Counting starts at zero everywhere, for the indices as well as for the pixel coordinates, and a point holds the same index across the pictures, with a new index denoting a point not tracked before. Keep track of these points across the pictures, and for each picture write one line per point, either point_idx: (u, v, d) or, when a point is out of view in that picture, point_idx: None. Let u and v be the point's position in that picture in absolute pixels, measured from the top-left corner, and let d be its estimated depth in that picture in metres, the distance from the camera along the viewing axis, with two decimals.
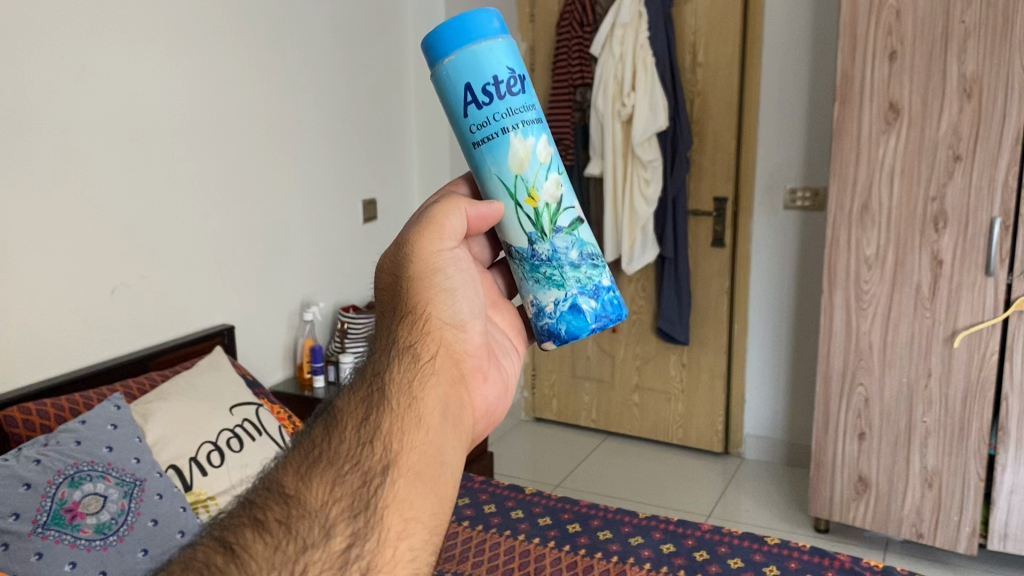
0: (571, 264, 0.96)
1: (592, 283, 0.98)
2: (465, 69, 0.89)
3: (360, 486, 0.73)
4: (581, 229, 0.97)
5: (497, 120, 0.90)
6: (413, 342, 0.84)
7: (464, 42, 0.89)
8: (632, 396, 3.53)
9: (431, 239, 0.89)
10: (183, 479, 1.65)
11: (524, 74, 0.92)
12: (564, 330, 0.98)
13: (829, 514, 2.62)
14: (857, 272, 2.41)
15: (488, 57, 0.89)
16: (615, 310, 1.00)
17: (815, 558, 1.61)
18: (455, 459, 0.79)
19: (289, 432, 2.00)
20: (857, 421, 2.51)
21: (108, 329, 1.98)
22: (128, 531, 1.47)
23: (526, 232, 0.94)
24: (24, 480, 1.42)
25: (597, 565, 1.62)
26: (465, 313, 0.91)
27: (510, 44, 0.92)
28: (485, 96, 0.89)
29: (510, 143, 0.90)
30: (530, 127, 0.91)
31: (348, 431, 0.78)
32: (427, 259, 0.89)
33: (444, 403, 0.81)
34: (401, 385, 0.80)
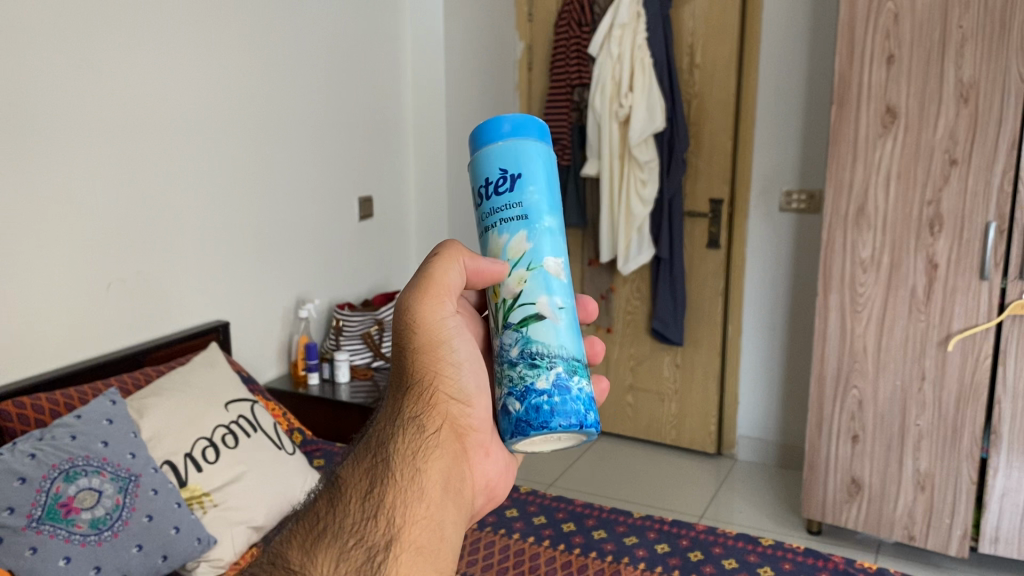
0: (509, 361, 0.82)
1: (524, 384, 0.81)
2: (471, 169, 0.86)
3: (363, 562, 0.75)
4: (535, 326, 0.82)
5: (485, 219, 0.85)
6: (418, 413, 0.83)
7: (476, 143, 0.85)
8: (626, 396, 3.54)
9: (432, 306, 0.84)
10: (177, 475, 1.64)
11: (529, 173, 0.83)
12: (502, 431, 0.84)
13: (822, 516, 2.62)
14: (852, 275, 2.42)
15: (483, 160, 0.84)
16: (553, 418, 0.80)
17: (809, 559, 1.61)
18: (454, 531, 0.81)
19: (284, 430, 2.00)
20: (850, 424, 2.51)
21: (103, 324, 1.97)
22: (123, 527, 1.48)
23: (494, 325, 0.86)
24: (19, 474, 1.41)
25: (591, 565, 1.62)
26: (472, 387, 0.86)
27: (528, 142, 0.83)
28: (482, 195, 0.85)
29: (490, 242, 0.85)
30: (509, 225, 0.83)
31: (353, 504, 0.80)
32: (430, 331, 0.84)
33: (446, 475, 0.82)
34: (405, 457, 0.81)
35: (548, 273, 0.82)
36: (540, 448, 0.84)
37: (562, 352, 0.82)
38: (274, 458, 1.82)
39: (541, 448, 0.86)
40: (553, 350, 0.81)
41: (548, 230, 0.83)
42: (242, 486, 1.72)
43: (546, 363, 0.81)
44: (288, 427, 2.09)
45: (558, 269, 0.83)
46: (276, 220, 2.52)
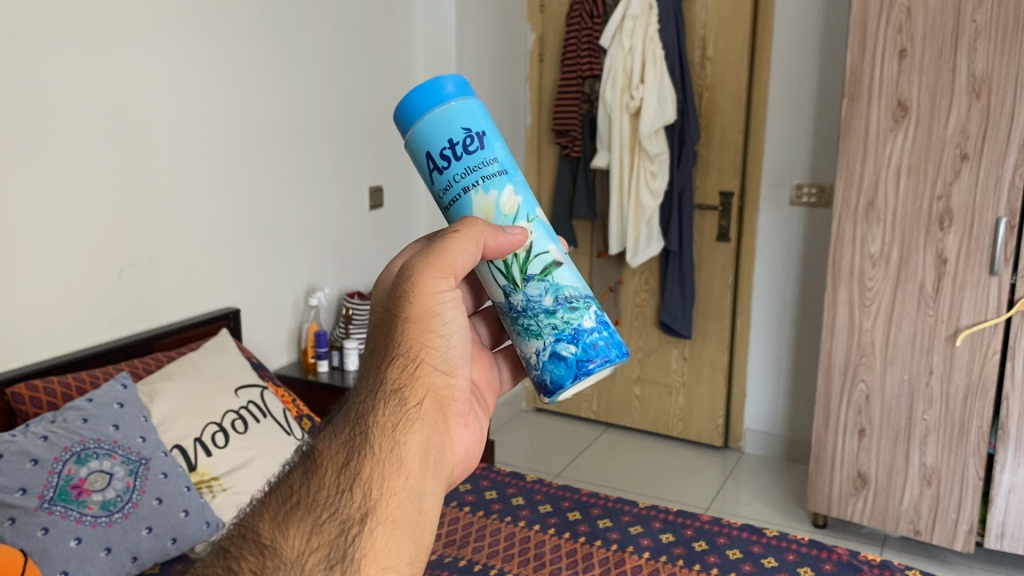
0: (544, 311, 0.90)
1: (571, 327, 0.91)
2: (423, 138, 0.86)
3: (338, 535, 0.72)
4: (558, 272, 0.90)
5: (458, 180, 0.86)
6: (400, 386, 0.80)
7: (420, 111, 0.86)
8: (634, 388, 3.55)
9: (434, 279, 0.82)
10: (187, 458, 1.66)
11: (489, 129, 0.87)
12: (550, 380, 0.92)
13: (828, 510, 2.63)
14: (861, 269, 2.42)
15: (441, 123, 0.85)
16: (607, 349, 0.93)
17: (814, 551, 1.62)
18: (435, 503, 0.77)
19: (293, 416, 2.02)
20: (857, 418, 2.52)
21: (114, 310, 1.99)
22: (133, 509, 1.50)
23: (500, 285, 0.90)
24: (32, 455, 1.43)
25: (596, 553, 1.63)
26: (455, 357, 0.85)
27: (473, 100, 0.87)
28: (444, 160, 0.86)
29: (473, 201, 0.87)
30: (492, 181, 0.86)
31: (328, 477, 0.76)
32: (427, 303, 0.82)
33: (425, 447, 0.78)
34: (384, 428, 0.77)
35: (544, 223, 0.90)
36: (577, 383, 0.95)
37: (588, 291, 0.93)
38: (284, 443, 1.84)
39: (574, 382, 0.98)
40: (581, 290, 0.92)
41: (523, 179, 0.89)
42: (250, 471, 1.73)
43: (582, 304, 0.91)
44: (297, 413, 2.10)
45: (543, 215, 0.91)
46: (286, 208, 2.54)
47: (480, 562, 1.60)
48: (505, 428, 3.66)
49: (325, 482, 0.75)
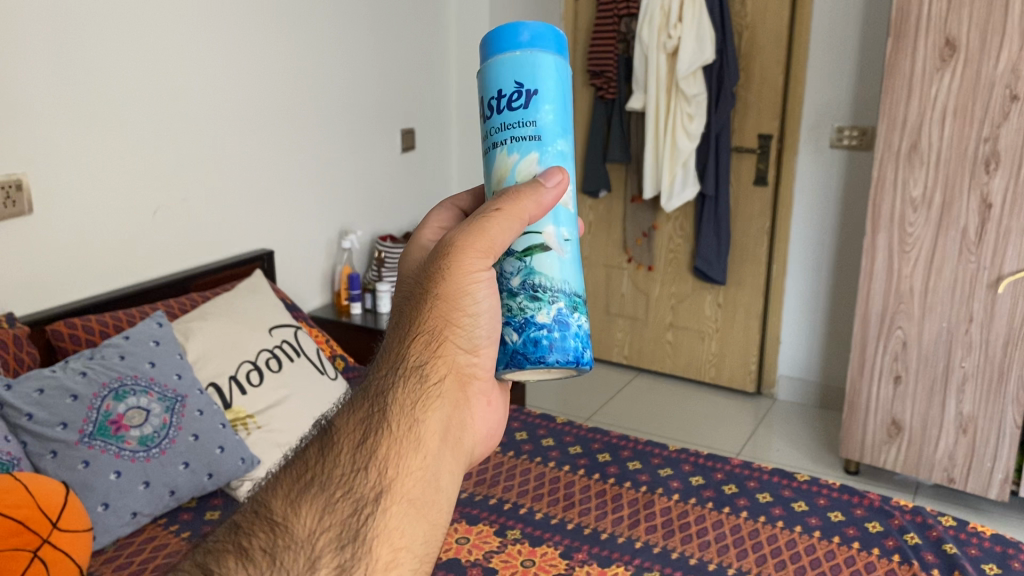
0: (508, 289, 0.82)
1: (524, 316, 0.82)
2: (483, 78, 0.82)
3: (350, 515, 0.69)
4: (540, 258, 0.81)
5: (491, 135, 0.82)
6: (422, 363, 0.76)
7: (490, 50, 0.81)
8: (666, 334, 3.54)
9: (472, 258, 0.77)
10: (222, 397, 1.69)
11: (547, 91, 0.80)
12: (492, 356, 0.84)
13: (860, 457, 2.64)
14: (902, 214, 2.36)
15: (498, 72, 0.80)
16: (551, 348, 0.82)
17: (845, 496, 1.61)
18: (453, 483, 0.74)
19: (326, 355, 2.03)
20: (893, 364, 2.50)
21: (150, 251, 2.02)
22: (170, 445, 1.53)
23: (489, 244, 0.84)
24: (71, 391, 1.47)
25: (625, 494, 1.64)
26: (479, 337, 0.80)
27: (548, 58, 0.80)
28: (490, 108, 0.82)
29: (495, 156, 0.82)
30: (518, 146, 0.80)
31: (343, 456, 0.72)
32: (460, 280, 0.77)
33: (446, 427, 0.75)
34: (403, 406, 0.73)
35: (560, 205, 0.82)
36: (526, 377, 0.86)
37: (566, 288, 0.83)
38: (317, 383, 1.86)
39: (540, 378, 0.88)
40: (556, 284, 0.82)
41: (557, 154, 0.81)
42: (284, 409, 1.76)
43: (549, 296, 0.82)
44: (331, 353, 2.12)
45: (569, 199, 0.82)
46: (319, 150, 2.53)
47: (510, 501, 1.62)
48: None
49: (342, 459, 0.72)
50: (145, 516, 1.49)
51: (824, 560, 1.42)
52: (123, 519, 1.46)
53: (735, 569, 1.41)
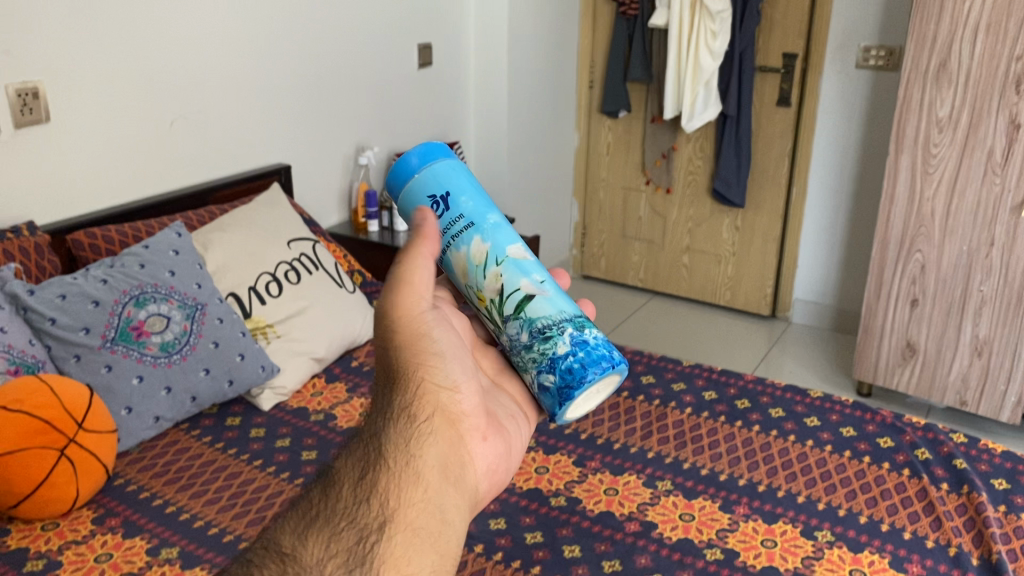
0: (523, 347, 0.83)
1: (547, 357, 0.82)
2: (404, 214, 0.85)
3: (356, 543, 0.63)
4: (530, 303, 0.82)
5: (437, 247, 0.84)
6: (409, 401, 0.73)
7: (397, 190, 0.85)
8: (682, 257, 3.53)
9: (404, 300, 0.75)
10: (241, 306, 1.71)
11: (458, 185, 0.83)
12: (550, 411, 0.84)
13: (873, 379, 2.66)
14: (927, 135, 2.32)
15: (411, 200, 0.84)
16: (589, 365, 0.82)
17: (857, 412, 1.62)
18: (457, 519, 0.69)
19: (343, 269, 2.04)
20: (910, 288, 2.49)
21: (167, 163, 2.01)
22: (191, 351, 1.55)
23: (491, 328, 0.85)
24: (93, 297, 1.48)
25: (638, 408, 1.65)
26: (457, 375, 0.77)
27: (441, 162, 0.84)
28: None
29: (451, 262, 0.83)
30: (460, 238, 0.82)
31: (343, 490, 0.67)
32: (413, 325, 0.75)
33: (442, 462, 0.71)
34: (397, 442, 0.70)
35: (517, 258, 0.82)
36: (587, 406, 0.85)
37: (568, 314, 0.83)
38: (335, 296, 1.88)
39: (601, 397, 0.86)
40: (558, 316, 0.82)
41: (495, 225, 0.83)
42: (302, 320, 1.78)
43: (557, 328, 0.82)
44: (348, 268, 2.13)
45: (522, 250, 0.83)
46: (335, 64, 2.49)
47: None
48: None
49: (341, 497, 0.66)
50: (168, 420, 1.53)
51: (835, 473, 1.44)
52: (146, 423, 1.49)
53: (746, 480, 1.43)
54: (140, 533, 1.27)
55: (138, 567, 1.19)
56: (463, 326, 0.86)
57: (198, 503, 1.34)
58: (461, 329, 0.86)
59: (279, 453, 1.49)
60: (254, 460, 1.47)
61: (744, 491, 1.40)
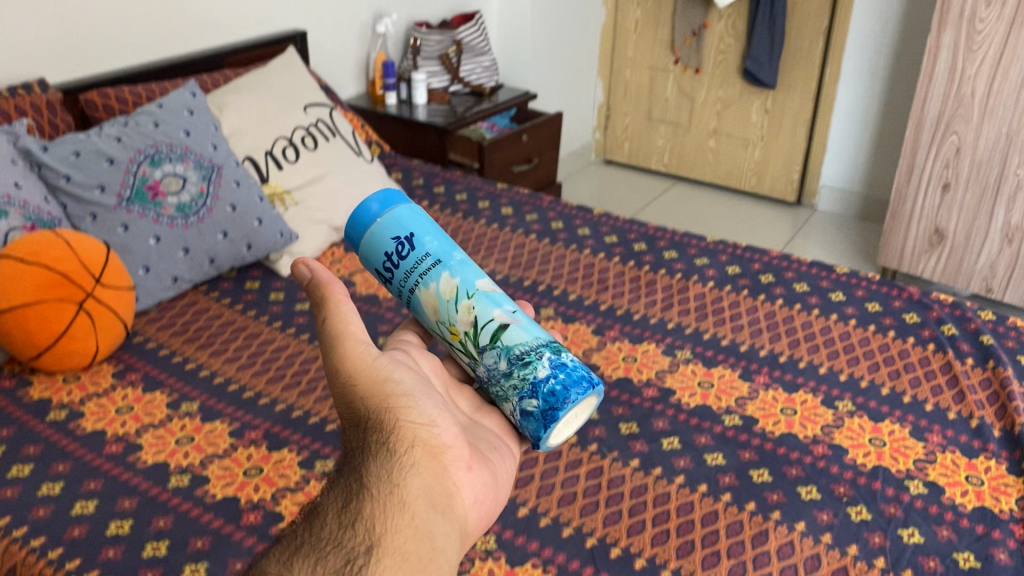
0: (500, 377, 0.75)
1: (527, 382, 0.74)
2: (365, 260, 0.79)
3: (342, 567, 0.59)
4: (505, 330, 0.75)
5: (406, 288, 0.78)
6: (383, 437, 0.70)
7: (356, 238, 0.79)
8: (709, 141, 3.45)
9: (352, 350, 0.73)
10: (258, 171, 1.69)
11: (422, 225, 0.78)
12: (535, 439, 0.75)
13: (898, 265, 2.62)
14: (973, 9, 2.20)
15: (374, 244, 0.78)
16: (572, 387, 0.74)
17: (883, 289, 1.59)
18: (449, 549, 0.65)
19: (361, 139, 1.99)
20: (943, 171, 2.41)
21: (180, 25, 1.94)
22: (208, 214, 1.53)
23: (467, 362, 0.78)
24: (107, 155, 1.46)
25: (659, 281, 1.63)
26: (432, 409, 0.73)
27: (403, 207, 0.78)
28: (389, 270, 0.78)
29: (421, 302, 0.77)
30: (429, 275, 0.76)
31: (327, 520, 0.63)
32: (371, 372, 0.73)
33: (427, 492, 0.67)
34: (377, 475, 0.67)
35: (488, 291, 0.77)
36: (572, 431, 0.77)
37: (544, 340, 0.76)
38: (353, 164, 1.84)
39: (585, 421, 0.78)
40: (535, 342, 0.75)
41: (463, 260, 0.77)
42: (320, 188, 1.75)
43: (535, 353, 0.74)
44: (366, 138, 2.08)
45: (490, 281, 0.78)
46: None
47: (544, 284, 1.62)
48: (573, 177, 3.63)
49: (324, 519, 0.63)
50: (186, 281, 1.52)
51: (858, 347, 1.42)
52: (164, 283, 1.49)
53: (767, 351, 1.42)
54: (160, 387, 1.27)
55: (159, 418, 1.20)
56: (433, 368, 0.82)
57: (218, 361, 1.34)
58: (432, 372, 0.82)
59: (298, 317, 1.48)
60: (273, 322, 1.46)
61: (765, 361, 1.39)
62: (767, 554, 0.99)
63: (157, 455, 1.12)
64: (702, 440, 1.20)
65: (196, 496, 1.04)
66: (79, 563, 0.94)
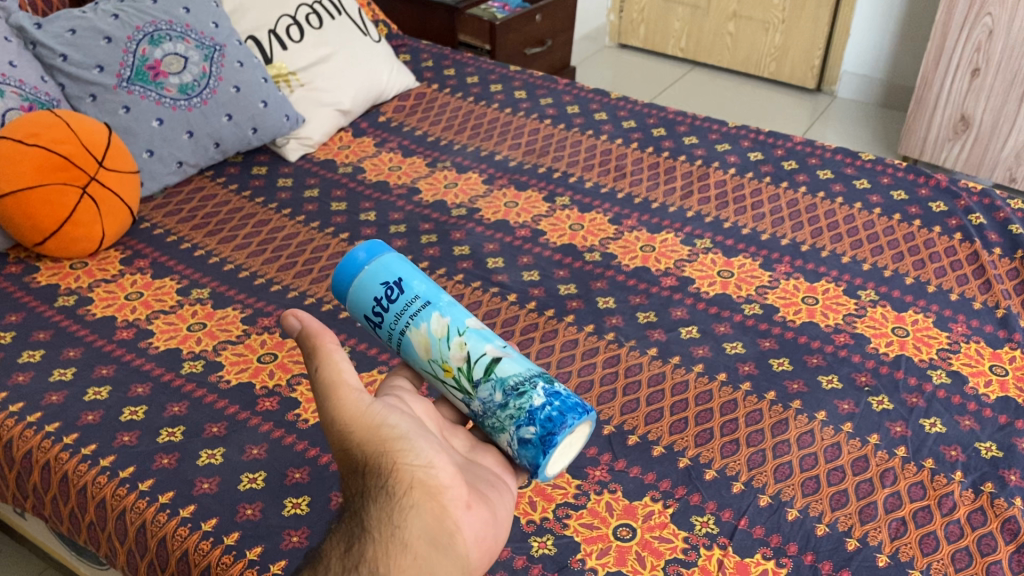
0: (494, 410, 0.70)
1: (521, 410, 0.69)
2: (354, 309, 0.75)
3: None
4: (497, 363, 0.71)
5: (396, 334, 0.74)
6: (382, 483, 0.62)
7: (343, 287, 0.75)
8: (728, 24, 3.32)
9: (342, 399, 0.64)
10: (263, 51, 1.62)
11: (411, 270, 0.74)
12: (534, 468, 0.70)
13: (919, 154, 2.55)
14: None
15: (363, 292, 0.74)
16: (569, 409, 0.70)
17: (909, 176, 1.54)
18: None
19: (368, 18, 1.90)
20: (973, 56, 2.32)
21: None
22: (212, 96, 1.47)
23: (459, 401, 0.73)
24: (104, 34, 1.40)
25: (679, 168, 1.58)
26: (433, 448, 0.65)
27: (389, 253, 0.75)
28: (379, 314, 0.74)
29: (412, 346, 0.73)
30: (419, 317, 0.72)
31: None
32: (364, 418, 0.64)
33: (430, 542, 0.61)
34: (377, 528, 0.61)
35: (480, 328, 0.73)
36: (570, 459, 0.72)
37: (536, 371, 0.72)
38: (361, 44, 1.76)
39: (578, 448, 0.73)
40: (528, 373, 0.71)
41: (453, 301, 0.73)
42: (327, 69, 1.69)
43: (529, 383, 0.70)
44: (373, 18, 1.99)
45: (480, 321, 0.74)
46: None
47: (560, 171, 1.58)
48: (586, 62, 3.52)
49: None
50: (191, 166, 1.47)
51: (883, 236, 1.38)
52: (169, 167, 1.44)
53: (789, 240, 1.38)
54: (170, 274, 1.25)
55: (170, 305, 1.18)
56: (426, 411, 0.73)
57: (227, 248, 1.31)
58: (424, 415, 0.72)
59: (308, 204, 1.44)
60: (282, 209, 1.42)
61: (787, 251, 1.35)
62: (787, 443, 0.98)
63: (169, 341, 1.10)
64: (721, 329, 1.18)
65: (210, 383, 1.03)
66: (95, 448, 0.94)
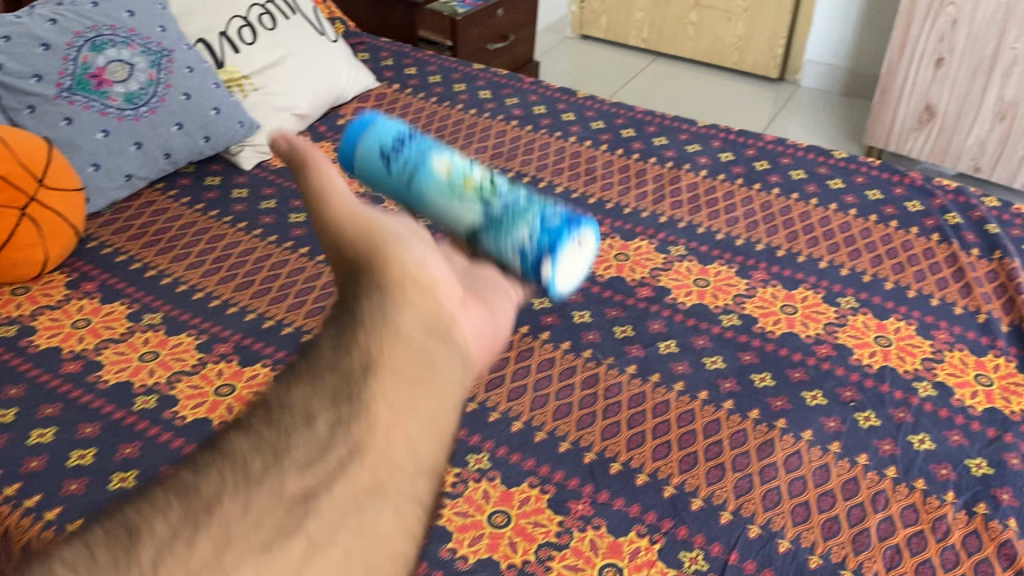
0: (505, 208, 0.80)
1: (524, 196, 0.81)
2: (376, 157, 0.88)
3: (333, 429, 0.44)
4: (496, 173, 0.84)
5: (415, 163, 0.85)
6: (371, 274, 0.54)
7: (364, 138, 0.89)
8: (690, 14, 3.28)
9: (327, 206, 0.61)
10: (213, 55, 1.54)
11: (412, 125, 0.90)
12: (549, 258, 0.77)
13: (885, 144, 2.53)
14: None
15: (382, 138, 0.88)
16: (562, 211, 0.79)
17: (884, 175, 1.51)
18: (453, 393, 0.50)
19: (324, 17, 1.83)
20: (937, 46, 2.30)
21: None
22: (160, 104, 1.40)
23: (476, 212, 0.81)
24: (42, 40, 1.31)
25: (650, 171, 1.53)
26: (425, 251, 0.59)
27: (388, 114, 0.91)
28: (399, 149, 0.87)
29: (428, 168, 0.85)
30: (427, 148, 0.86)
31: (308, 371, 0.47)
32: (352, 219, 0.59)
33: (427, 329, 0.52)
34: (367, 308, 0.51)
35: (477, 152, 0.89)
36: (581, 259, 0.80)
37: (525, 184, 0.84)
38: (317, 45, 1.70)
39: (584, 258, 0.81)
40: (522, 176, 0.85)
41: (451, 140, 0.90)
42: (283, 72, 1.61)
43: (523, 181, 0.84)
44: (329, 16, 1.92)
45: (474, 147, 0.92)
46: None
47: (528, 176, 1.53)
48: (547, 55, 3.46)
49: (291, 397, 0.45)
50: (140, 179, 1.40)
51: (860, 239, 1.35)
52: (117, 181, 1.36)
53: (765, 245, 1.34)
54: (119, 297, 1.18)
55: (120, 332, 1.11)
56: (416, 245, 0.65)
57: (180, 267, 1.24)
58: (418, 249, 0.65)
59: (265, 216, 1.38)
60: (238, 223, 1.36)
61: (764, 257, 1.32)
62: (774, 466, 0.94)
63: (120, 374, 1.04)
64: (700, 342, 1.14)
65: (165, 420, 0.98)
66: (40, 499, 0.88)
